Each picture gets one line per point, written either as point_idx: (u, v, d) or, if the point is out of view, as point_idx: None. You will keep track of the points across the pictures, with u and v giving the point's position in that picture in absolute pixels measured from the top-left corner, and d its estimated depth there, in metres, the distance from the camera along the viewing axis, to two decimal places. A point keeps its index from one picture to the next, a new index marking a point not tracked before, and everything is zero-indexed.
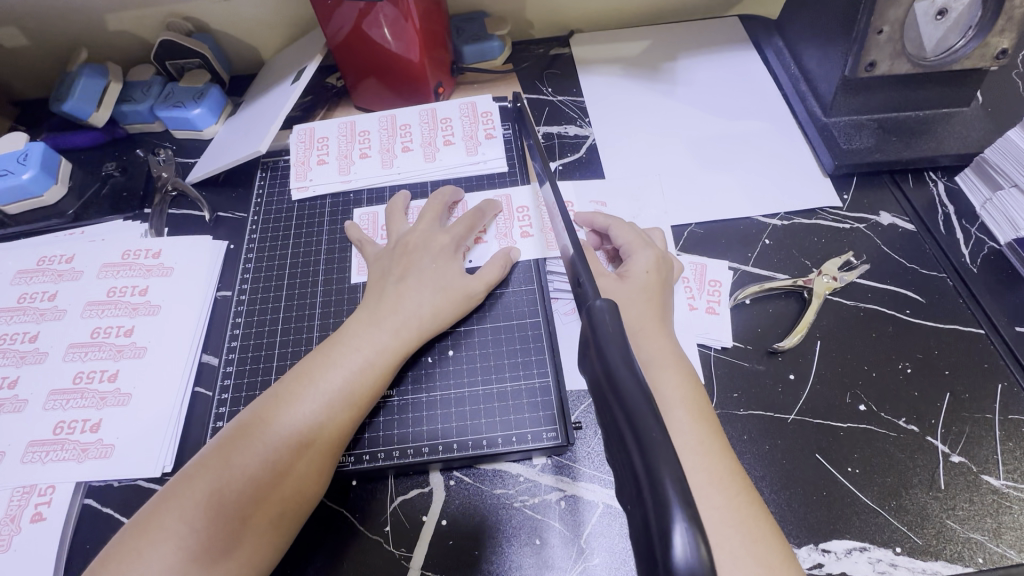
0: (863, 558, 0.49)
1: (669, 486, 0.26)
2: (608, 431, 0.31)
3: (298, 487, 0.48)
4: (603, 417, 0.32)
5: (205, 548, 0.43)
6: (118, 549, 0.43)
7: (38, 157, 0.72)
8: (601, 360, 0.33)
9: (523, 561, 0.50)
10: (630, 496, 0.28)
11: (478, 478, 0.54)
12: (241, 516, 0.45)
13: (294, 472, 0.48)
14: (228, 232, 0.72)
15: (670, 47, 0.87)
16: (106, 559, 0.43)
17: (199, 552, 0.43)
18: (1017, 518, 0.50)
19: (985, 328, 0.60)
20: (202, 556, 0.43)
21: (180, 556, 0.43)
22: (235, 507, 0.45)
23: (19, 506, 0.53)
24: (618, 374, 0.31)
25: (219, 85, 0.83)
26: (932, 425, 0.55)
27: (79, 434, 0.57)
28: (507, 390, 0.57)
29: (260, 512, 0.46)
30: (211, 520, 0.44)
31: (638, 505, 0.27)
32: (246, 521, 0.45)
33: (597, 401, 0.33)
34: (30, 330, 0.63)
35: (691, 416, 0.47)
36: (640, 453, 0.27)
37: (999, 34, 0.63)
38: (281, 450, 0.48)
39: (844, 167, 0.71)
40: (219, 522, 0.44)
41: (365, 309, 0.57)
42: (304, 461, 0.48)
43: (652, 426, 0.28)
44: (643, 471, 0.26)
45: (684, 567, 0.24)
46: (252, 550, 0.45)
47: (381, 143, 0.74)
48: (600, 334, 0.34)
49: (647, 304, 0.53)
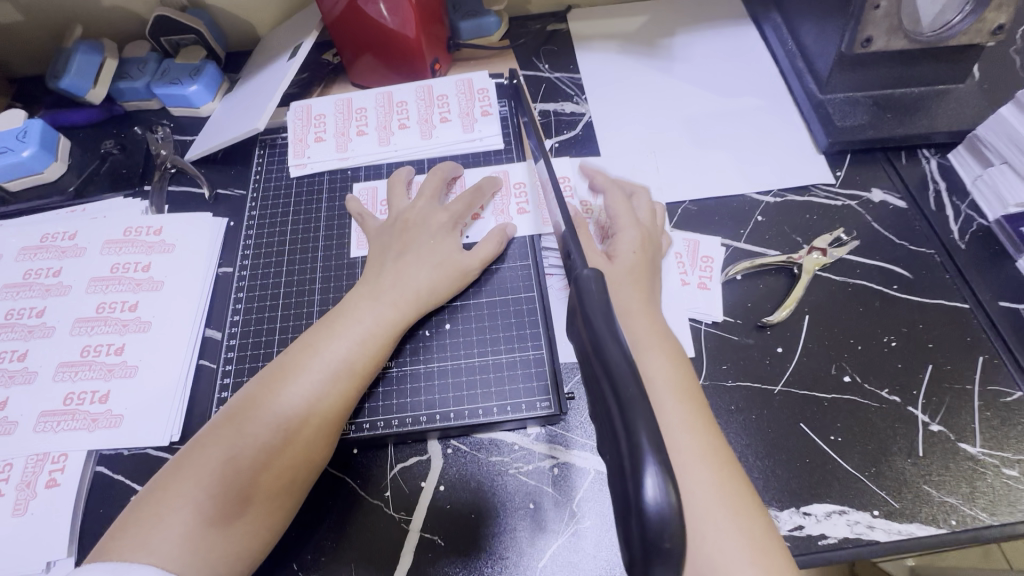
0: (842, 521, 0.52)
1: (643, 438, 0.27)
2: (592, 394, 0.32)
3: (306, 454, 0.50)
4: (587, 380, 0.33)
5: (219, 511, 0.46)
6: (134, 513, 0.46)
7: (37, 134, 0.73)
8: (588, 329, 0.34)
9: (518, 523, 0.52)
10: (609, 448, 0.30)
11: (474, 446, 0.56)
12: (252, 481, 0.47)
13: (301, 439, 0.50)
14: (228, 209, 0.73)
15: (667, 22, 0.87)
16: (122, 521, 0.45)
17: (213, 515, 0.45)
18: (991, 483, 0.52)
19: (970, 303, 0.62)
20: (216, 518, 0.45)
21: (195, 519, 0.45)
22: (246, 473, 0.47)
23: (33, 472, 0.55)
24: (606, 346, 0.32)
25: (215, 62, 0.83)
26: (914, 396, 0.57)
27: (88, 404, 0.58)
28: (502, 362, 0.59)
29: (270, 477, 0.48)
30: (223, 485, 0.46)
31: (615, 458, 0.28)
32: (257, 486, 0.47)
33: (583, 366, 0.34)
34: (37, 305, 0.64)
35: (675, 387, 0.49)
36: (619, 406, 0.29)
37: (996, 9, 0.63)
38: (287, 419, 0.50)
39: (838, 144, 0.71)
40: (231, 487, 0.46)
41: (364, 285, 0.59)
42: (311, 429, 0.50)
43: (630, 382, 0.29)
44: (621, 425, 0.28)
45: (655, 508, 0.26)
46: (263, 513, 0.47)
47: (379, 121, 0.74)
48: (589, 305, 0.35)
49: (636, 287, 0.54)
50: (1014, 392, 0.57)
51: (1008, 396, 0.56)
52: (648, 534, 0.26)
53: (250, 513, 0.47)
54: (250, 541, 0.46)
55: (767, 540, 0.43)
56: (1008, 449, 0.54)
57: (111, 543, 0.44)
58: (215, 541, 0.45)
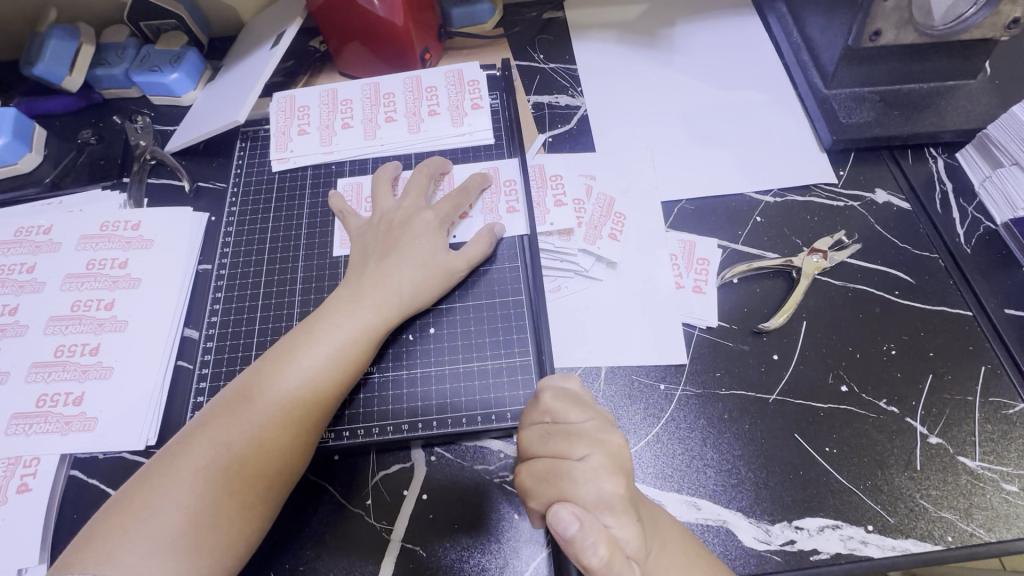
0: (835, 535, 0.50)
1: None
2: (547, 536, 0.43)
3: (283, 463, 0.48)
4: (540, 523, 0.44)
5: (189, 524, 0.44)
6: (101, 525, 0.44)
7: (10, 123, 0.70)
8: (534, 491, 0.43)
9: (502, 534, 0.51)
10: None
11: (458, 454, 0.55)
12: (226, 492, 0.45)
13: (278, 448, 0.48)
14: (209, 204, 0.71)
15: (668, 11, 0.83)
16: (89, 534, 0.44)
17: (184, 527, 0.44)
18: (990, 498, 0.51)
19: (974, 310, 0.60)
20: (187, 531, 0.44)
21: (166, 531, 0.43)
22: (220, 483, 0.46)
23: (5, 477, 0.54)
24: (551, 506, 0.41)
25: (197, 48, 0.80)
26: (913, 407, 0.55)
27: (61, 407, 0.57)
28: (488, 369, 0.57)
29: (245, 487, 0.46)
30: (195, 496, 0.45)
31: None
32: (231, 497, 0.46)
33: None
34: (10, 302, 0.62)
35: None
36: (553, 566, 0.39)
37: (1012, 2, 0.60)
38: (264, 426, 0.48)
39: (842, 142, 0.68)
40: (204, 498, 0.45)
41: (346, 286, 0.57)
42: (288, 437, 0.48)
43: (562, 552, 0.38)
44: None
45: None
46: (238, 526, 0.46)
47: (365, 114, 0.71)
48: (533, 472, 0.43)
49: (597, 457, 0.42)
50: (1015, 404, 0.55)
51: (1009, 407, 0.55)
52: None
53: (224, 526, 0.45)
54: (225, 553, 0.45)
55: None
56: (1007, 463, 0.52)
57: (76, 557, 0.42)
58: (186, 554, 0.43)
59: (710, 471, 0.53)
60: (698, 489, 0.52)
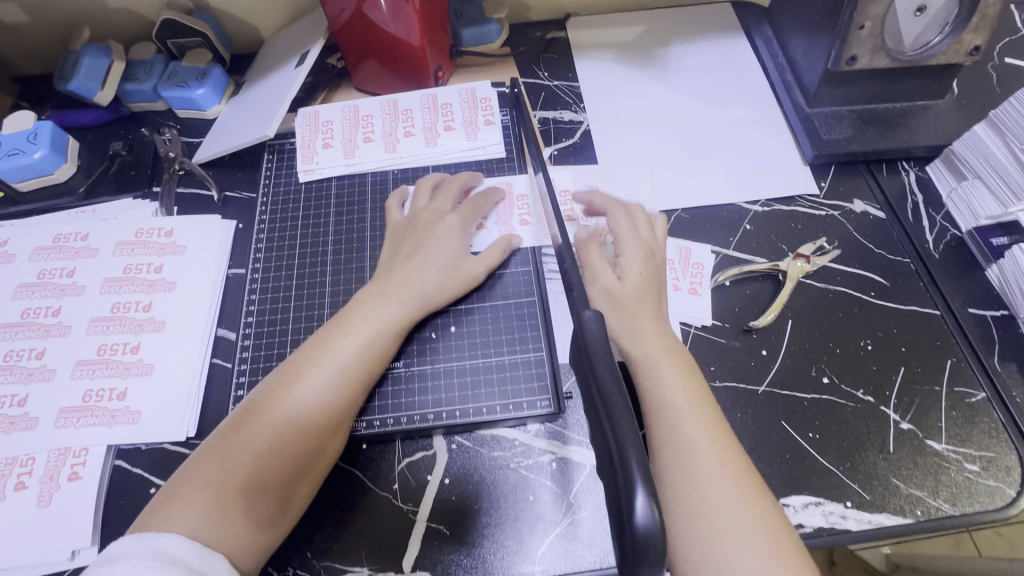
0: (818, 511, 0.56)
1: (634, 465, 0.31)
2: (578, 371, 0.39)
3: (315, 443, 0.52)
4: (576, 361, 0.40)
5: (239, 493, 0.48)
6: (161, 496, 0.48)
7: (48, 136, 0.74)
8: (578, 323, 0.40)
9: (518, 513, 0.56)
10: (605, 473, 0.33)
11: (477, 442, 0.60)
12: (272, 465, 0.50)
13: (311, 429, 0.52)
14: (237, 212, 0.75)
15: (663, 33, 0.90)
16: (150, 507, 0.48)
17: (232, 497, 0.48)
18: (954, 476, 0.57)
19: (942, 309, 0.66)
20: (237, 499, 0.48)
21: (218, 500, 0.47)
22: (261, 460, 0.50)
23: (56, 466, 0.58)
24: (596, 364, 0.37)
25: (221, 65, 0.85)
26: (886, 396, 0.61)
27: (106, 401, 0.61)
28: (506, 363, 0.63)
29: (282, 464, 0.51)
30: (241, 470, 0.49)
31: (611, 476, 0.32)
32: (270, 473, 0.50)
33: (579, 373, 0.39)
34: (52, 304, 0.66)
35: (691, 400, 0.54)
36: (595, 386, 0.36)
37: (973, 31, 0.67)
38: (300, 409, 0.52)
39: (824, 156, 0.75)
40: (252, 471, 0.49)
41: (389, 277, 0.61)
42: (320, 420, 0.53)
43: (613, 394, 0.34)
44: (614, 449, 0.32)
45: (642, 526, 0.29)
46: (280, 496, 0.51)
47: (384, 128, 0.77)
48: (588, 340, 0.38)
49: (622, 232, 0.65)
50: (978, 393, 0.61)
51: (972, 396, 0.61)
52: (637, 546, 0.30)
53: (269, 495, 0.50)
54: (266, 522, 0.49)
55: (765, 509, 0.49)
56: (970, 445, 0.58)
57: (145, 522, 0.46)
58: (235, 520, 0.47)
59: None
60: None
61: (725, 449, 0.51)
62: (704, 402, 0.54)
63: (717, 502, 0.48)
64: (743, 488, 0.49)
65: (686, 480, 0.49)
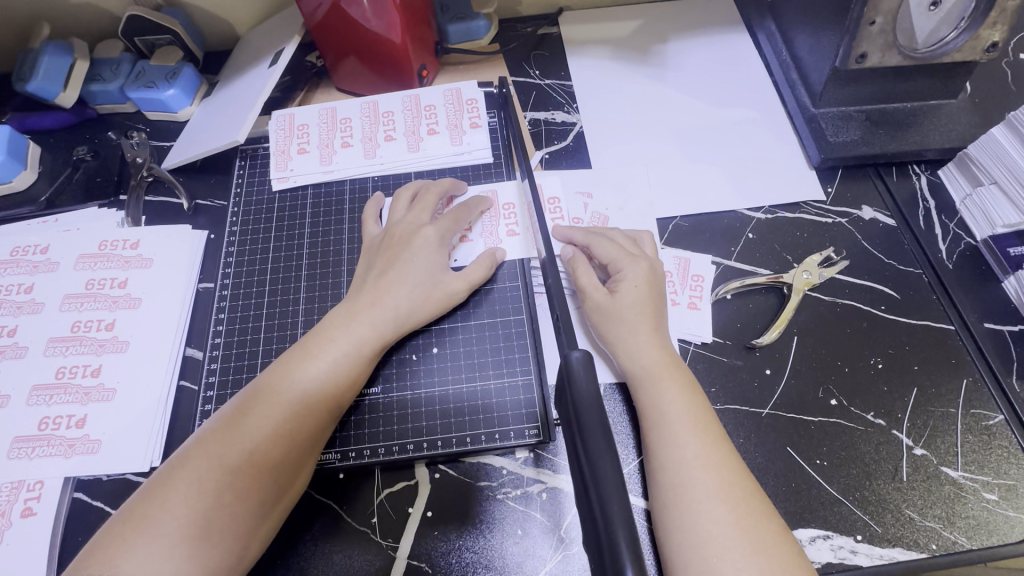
0: (826, 545, 0.52)
1: (624, 546, 0.28)
2: (561, 413, 0.36)
3: (275, 475, 0.48)
4: (560, 403, 0.36)
5: (186, 534, 0.44)
6: (106, 534, 0.45)
7: (5, 142, 0.70)
8: (565, 363, 0.36)
9: (504, 549, 0.52)
10: (589, 541, 0.30)
11: (461, 472, 0.56)
12: (224, 503, 0.46)
13: (270, 460, 0.48)
14: (208, 221, 0.71)
15: (660, 28, 0.85)
16: (92, 545, 0.44)
17: (181, 536, 0.44)
18: (971, 507, 0.53)
19: (956, 324, 0.62)
20: (183, 542, 0.44)
21: (166, 539, 0.44)
22: (215, 494, 0.46)
23: (9, 501, 0.54)
24: (585, 414, 0.33)
25: (193, 64, 0.80)
26: (898, 419, 0.57)
27: (64, 429, 0.57)
28: (491, 388, 0.59)
29: (238, 498, 0.47)
30: (192, 505, 0.45)
31: (597, 551, 0.29)
32: (224, 508, 0.46)
33: (564, 424, 0.36)
34: (8, 323, 0.62)
35: (695, 427, 0.50)
36: (581, 440, 0.33)
37: (990, 26, 0.62)
38: (258, 438, 0.48)
39: (830, 160, 0.71)
40: (202, 508, 0.45)
41: (364, 295, 0.57)
42: (281, 449, 0.49)
43: (602, 453, 0.31)
44: (602, 521, 0.29)
45: None
46: (234, 537, 0.46)
47: (364, 132, 0.72)
48: (577, 387, 0.35)
49: (615, 253, 0.60)
50: (995, 416, 0.57)
51: (990, 419, 0.57)
52: None
53: (219, 537, 0.45)
54: (219, 563, 0.45)
55: (782, 550, 0.44)
56: (987, 472, 0.55)
57: (86, 563, 0.43)
58: (184, 561, 0.43)
59: None
60: None
61: (730, 469, 0.48)
62: (709, 420, 0.51)
63: (722, 528, 0.44)
64: (751, 512, 0.45)
65: (687, 506, 0.46)
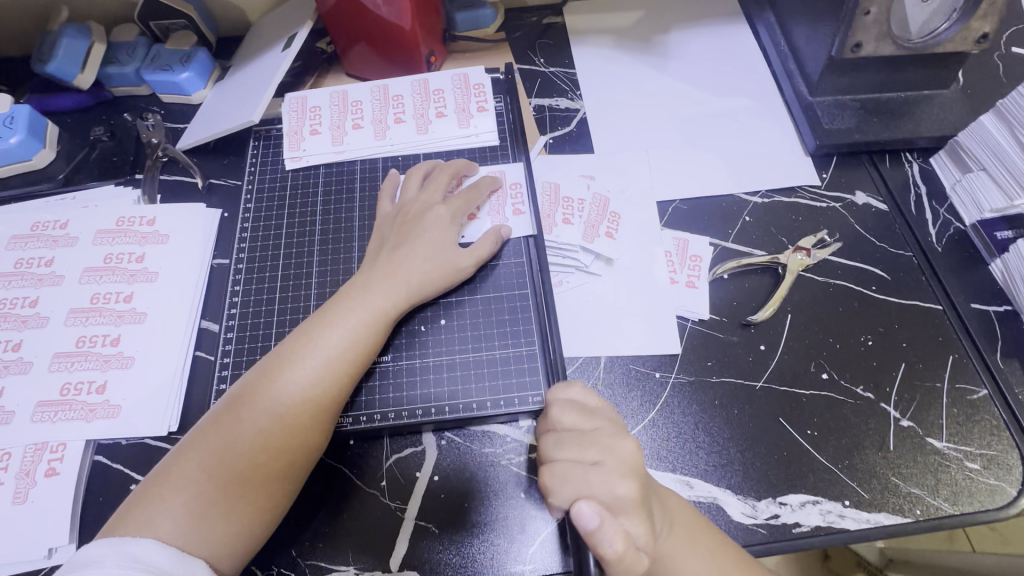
0: (815, 510, 0.55)
1: None
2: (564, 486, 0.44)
3: (300, 439, 0.51)
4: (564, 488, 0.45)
5: (217, 492, 0.47)
6: (138, 495, 0.47)
7: (25, 120, 0.72)
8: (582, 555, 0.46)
9: (508, 512, 0.55)
10: None
11: (468, 438, 0.58)
12: (252, 465, 0.49)
13: (296, 424, 0.51)
14: (222, 199, 0.73)
15: (663, 19, 0.87)
16: (125, 506, 0.47)
17: (212, 496, 0.47)
18: (955, 475, 0.56)
19: (944, 304, 0.64)
20: (216, 499, 0.47)
21: (199, 499, 0.47)
22: (243, 456, 0.49)
23: (33, 461, 0.56)
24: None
25: (206, 48, 0.82)
26: (887, 393, 0.60)
27: (85, 395, 0.59)
28: (497, 357, 0.61)
29: (266, 461, 0.49)
30: (221, 467, 0.48)
31: None
32: (254, 471, 0.49)
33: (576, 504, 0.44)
34: (29, 295, 0.64)
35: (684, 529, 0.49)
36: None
37: (981, 18, 0.65)
38: (284, 403, 0.51)
39: (826, 147, 0.73)
40: (230, 469, 0.48)
41: (378, 268, 0.60)
42: (305, 415, 0.51)
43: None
44: None
45: None
46: (264, 494, 0.49)
47: (374, 114, 0.74)
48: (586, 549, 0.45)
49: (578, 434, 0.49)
50: (979, 390, 0.60)
51: (974, 393, 0.60)
52: None
53: (250, 494, 0.48)
54: (250, 523, 0.48)
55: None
56: (971, 443, 0.57)
57: (119, 523, 0.46)
58: (217, 521, 0.47)
59: (702, 452, 0.57)
60: (692, 469, 0.57)
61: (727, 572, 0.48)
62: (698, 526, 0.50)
63: None
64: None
65: None
